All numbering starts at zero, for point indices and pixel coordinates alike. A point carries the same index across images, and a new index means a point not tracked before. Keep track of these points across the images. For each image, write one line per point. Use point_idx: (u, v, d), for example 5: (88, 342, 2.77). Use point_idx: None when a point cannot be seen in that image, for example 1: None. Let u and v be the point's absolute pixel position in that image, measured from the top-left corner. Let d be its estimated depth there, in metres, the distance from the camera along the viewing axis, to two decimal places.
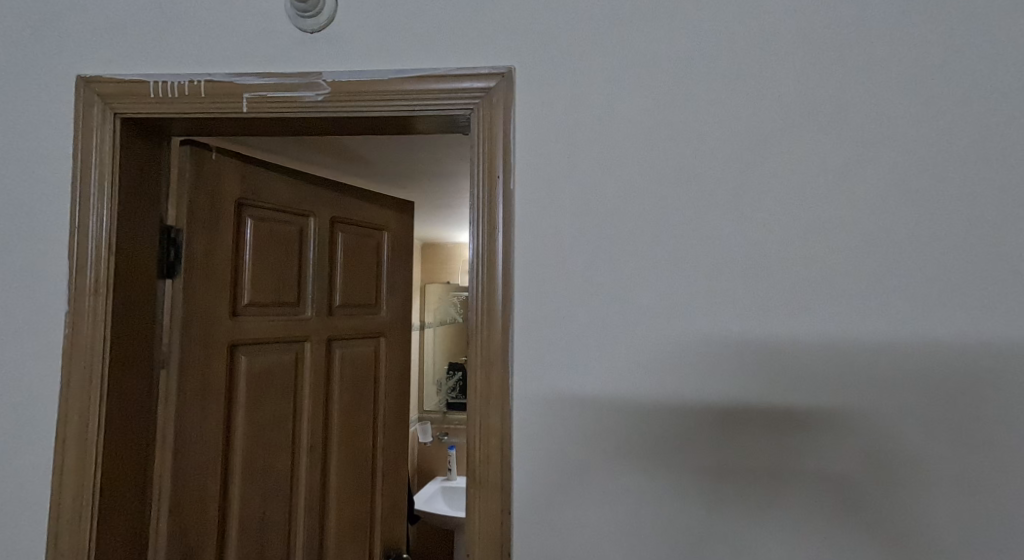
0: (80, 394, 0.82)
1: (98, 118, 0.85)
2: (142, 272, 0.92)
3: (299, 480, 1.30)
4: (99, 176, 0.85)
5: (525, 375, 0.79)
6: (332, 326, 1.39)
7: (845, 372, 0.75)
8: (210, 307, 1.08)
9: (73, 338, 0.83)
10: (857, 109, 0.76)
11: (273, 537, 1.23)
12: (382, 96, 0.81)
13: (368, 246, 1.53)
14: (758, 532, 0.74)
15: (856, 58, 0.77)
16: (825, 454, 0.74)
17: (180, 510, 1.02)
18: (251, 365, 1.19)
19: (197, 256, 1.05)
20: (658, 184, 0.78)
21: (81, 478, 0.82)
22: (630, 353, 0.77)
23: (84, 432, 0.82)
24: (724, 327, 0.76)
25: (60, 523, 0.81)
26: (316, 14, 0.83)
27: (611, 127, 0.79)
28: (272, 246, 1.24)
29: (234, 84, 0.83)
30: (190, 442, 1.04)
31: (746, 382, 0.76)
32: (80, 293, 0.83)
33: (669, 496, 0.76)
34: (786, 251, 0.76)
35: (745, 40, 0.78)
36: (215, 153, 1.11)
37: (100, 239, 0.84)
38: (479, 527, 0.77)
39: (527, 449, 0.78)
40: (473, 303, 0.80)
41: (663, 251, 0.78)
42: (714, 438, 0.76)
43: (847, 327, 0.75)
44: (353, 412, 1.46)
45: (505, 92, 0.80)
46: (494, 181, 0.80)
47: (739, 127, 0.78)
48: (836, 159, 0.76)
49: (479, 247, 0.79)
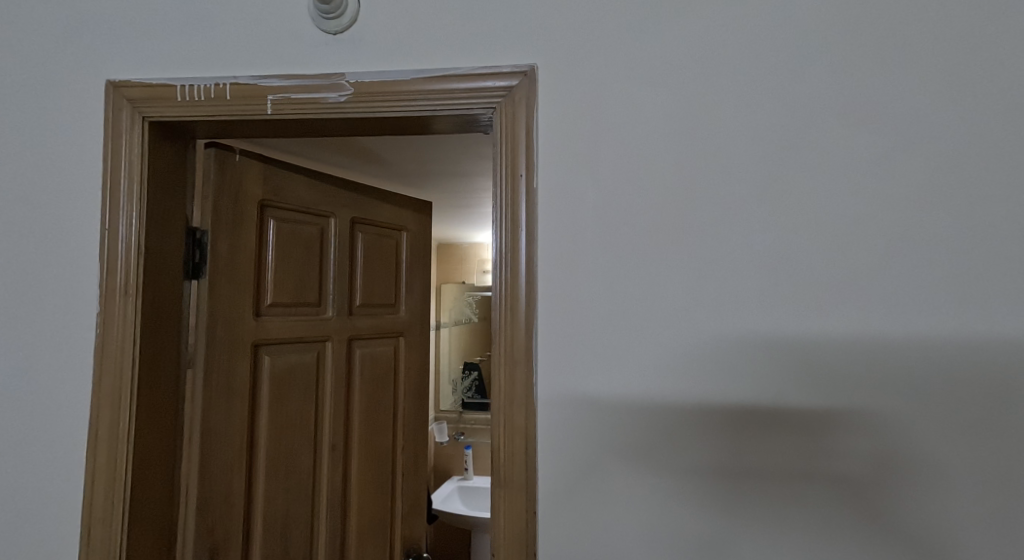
0: (110, 393, 0.84)
1: (127, 122, 0.87)
2: (169, 274, 0.93)
3: (321, 479, 1.31)
4: (128, 179, 0.86)
5: (549, 374, 0.78)
6: (352, 326, 1.40)
7: (874, 371, 0.73)
8: (234, 308, 1.09)
9: (104, 339, 0.84)
10: (884, 105, 0.75)
11: (297, 536, 1.24)
12: (403, 96, 0.82)
13: (387, 247, 1.54)
14: (786, 533, 0.73)
15: (884, 50, 0.76)
16: (855, 454, 0.73)
17: (207, 508, 1.03)
18: (274, 365, 1.20)
19: (221, 257, 1.07)
20: (681, 182, 0.77)
21: (113, 477, 0.83)
22: (654, 352, 0.77)
23: (115, 431, 0.84)
24: (751, 325, 0.75)
25: (92, 520, 0.83)
26: (338, 16, 0.83)
27: (634, 125, 0.79)
28: (294, 247, 1.25)
29: (258, 86, 0.84)
30: (216, 442, 1.05)
31: (774, 380, 0.74)
32: (110, 294, 0.85)
33: (695, 496, 0.75)
34: (812, 248, 0.75)
35: (771, 35, 0.78)
36: (238, 155, 1.12)
37: (130, 241, 0.86)
38: (505, 526, 0.77)
39: (551, 449, 0.78)
40: (496, 302, 0.79)
41: (687, 249, 0.77)
42: (740, 438, 0.75)
43: (877, 325, 0.74)
44: (374, 412, 1.47)
45: (527, 91, 0.80)
46: (517, 181, 0.80)
47: (765, 122, 0.77)
48: (862, 154, 0.75)
49: (502, 247, 0.79)
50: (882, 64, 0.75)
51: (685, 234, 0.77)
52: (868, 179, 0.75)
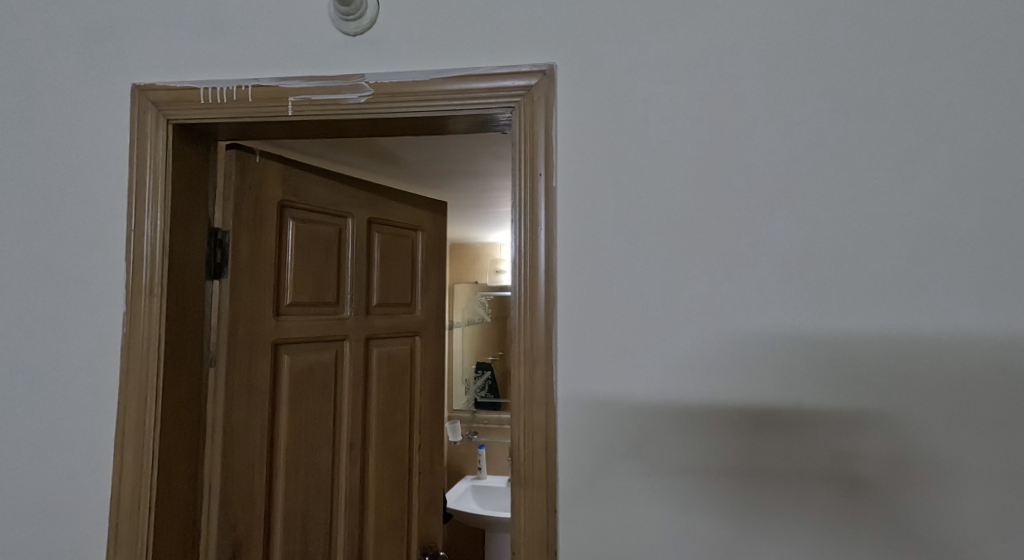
0: (136, 392, 0.85)
1: (152, 125, 0.88)
2: (192, 274, 0.95)
3: (339, 478, 1.32)
4: (153, 180, 0.88)
5: (569, 373, 0.78)
6: (370, 325, 1.41)
7: (898, 370, 0.72)
8: (255, 308, 1.11)
9: (130, 338, 0.86)
10: (909, 101, 0.74)
11: (316, 533, 1.25)
12: (422, 97, 0.82)
13: (403, 247, 1.55)
14: (810, 534, 0.72)
15: (909, 45, 0.75)
16: (879, 454, 0.72)
17: (230, 505, 1.05)
18: (294, 364, 1.22)
19: (243, 257, 1.08)
20: (702, 180, 0.77)
21: (139, 474, 0.85)
22: (675, 351, 0.76)
23: (142, 428, 0.85)
24: (773, 323, 0.75)
25: (120, 515, 0.85)
26: (358, 18, 0.83)
27: (654, 123, 0.78)
28: (313, 247, 1.26)
29: (280, 88, 0.85)
30: (238, 440, 1.07)
31: (795, 378, 0.74)
32: (136, 294, 0.86)
33: (716, 495, 0.74)
34: (835, 245, 0.74)
35: (792, 31, 0.77)
36: (259, 156, 1.13)
37: (155, 242, 0.87)
38: (525, 524, 0.78)
39: (571, 448, 0.78)
40: (515, 302, 0.80)
41: (708, 248, 0.76)
42: (760, 438, 0.74)
43: (902, 323, 0.73)
44: (390, 411, 1.48)
45: (547, 89, 0.80)
46: (536, 180, 0.80)
47: (787, 120, 0.76)
48: (886, 151, 0.74)
49: (522, 246, 0.80)
50: (906, 58, 0.75)
51: (705, 233, 0.76)
52: (893, 176, 0.74)
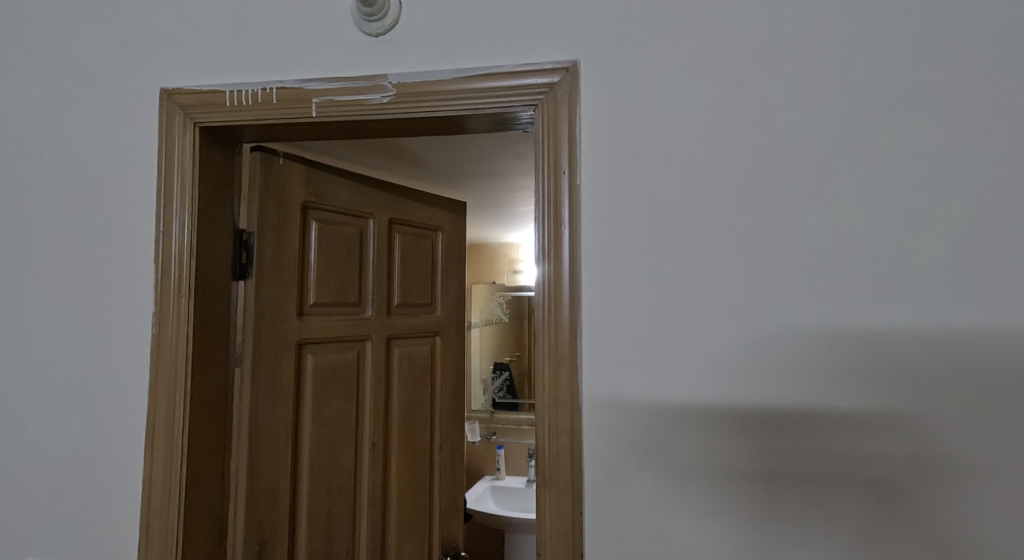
0: (165, 392, 0.87)
1: (180, 127, 0.89)
2: (218, 274, 0.96)
3: (362, 477, 1.33)
4: (181, 182, 0.89)
5: (595, 372, 0.78)
6: (391, 326, 1.42)
7: (934, 371, 0.70)
8: (280, 308, 1.12)
9: (160, 338, 0.87)
10: (942, 93, 0.72)
11: (339, 532, 1.26)
12: (443, 96, 0.82)
13: (423, 247, 1.55)
14: (840, 536, 0.71)
15: (943, 34, 0.73)
16: (912, 456, 0.70)
17: (256, 504, 1.06)
18: (318, 363, 1.23)
19: (267, 258, 1.09)
20: (730, 177, 0.76)
21: (169, 471, 0.86)
22: (704, 351, 0.75)
23: (171, 426, 0.87)
24: (804, 321, 0.73)
25: (150, 511, 0.86)
26: (380, 18, 0.84)
27: (679, 119, 0.77)
28: (335, 248, 1.27)
29: (303, 90, 0.86)
30: (263, 440, 1.08)
31: (826, 377, 0.72)
32: (164, 294, 0.88)
33: (743, 496, 0.73)
34: (865, 242, 0.72)
35: (820, 22, 0.75)
36: (283, 158, 1.15)
37: (183, 244, 0.88)
38: (551, 524, 0.77)
39: (596, 448, 0.77)
40: (539, 302, 0.79)
41: (736, 245, 0.75)
42: (790, 438, 0.73)
43: (937, 322, 0.71)
44: (411, 411, 1.48)
45: (570, 86, 0.80)
46: (559, 178, 0.79)
47: (816, 115, 0.74)
48: (919, 146, 0.72)
49: (546, 244, 0.79)
50: (941, 48, 0.72)
51: (733, 231, 0.75)
52: (930, 168, 0.72)
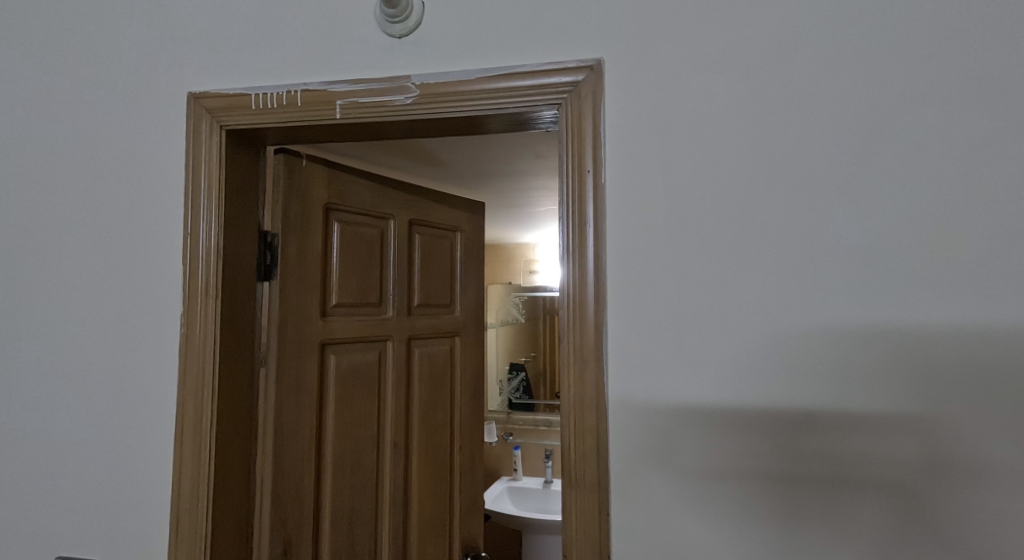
0: (194, 392, 0.88)
1: (207, 131, 0.91)
2: (244, 275, 0.97)
3: (384, 476, 1.34)
4: (208, 185, 0.90)
5: (621, 372, 0.77)
6: (411, 326, 1.43)
7: (970, 373, 0.68)
8: (304, 308, 1.13)
9: (188, 338, 0.89)
10: (978, 88, 0.70)
11: (361, 531, 1.26)
12: (466, 96, 0.82)
13: (442, 247, 1.56)
14: (873, 540, 0.69)
15: (981, 25, 0.71)
16: (944, 458, 0.68)
17: (281, 502, 1.07)
18: (340, 363, 1.23)
19: (291, 259, 1.10)
20: (758, 174, 0.74)
21: (198, 470, 0.87)
22: (732, 351, 0.74)
23: (200, 425, 0.88)
24: (836, 320, 0.72)
25: (180, 509, 0.87)
26: (404, 19, 0.84)
27: (706, 117, 0.76)
28: (357, 249, 1.28)
29: (327, 92, 0.86)
30: (288, 440, 1.08)
31: (858, 379, 0.71)
32: (192, 296, 0.89)
33: (772, 498, 0.72)
34: (897, 240, 0.71)
35: (851, 15, 0.74)
36: (306, 159, 1.16)
37: (210, 246, 0.90)
38: (577, 526, 0.76)
39: (623, 451, 0.76)
40: (564, 302, 0.79)
41: (765, 243, 0.74)
42: (821, 441, 0.71)
43: (974, 322, 0.69)
44: (431, 411, 1.49)
45: (594, 85, 0.79)
46: (583, 177, 0.79)
47: (846, 111, 0.73)
48: (954, 142, 0.70)
49: (570, 244, 0.79)
50: (977, 41, 0.71)
51: (761, 230, 0.74)
52: (967, 164, 0.70)
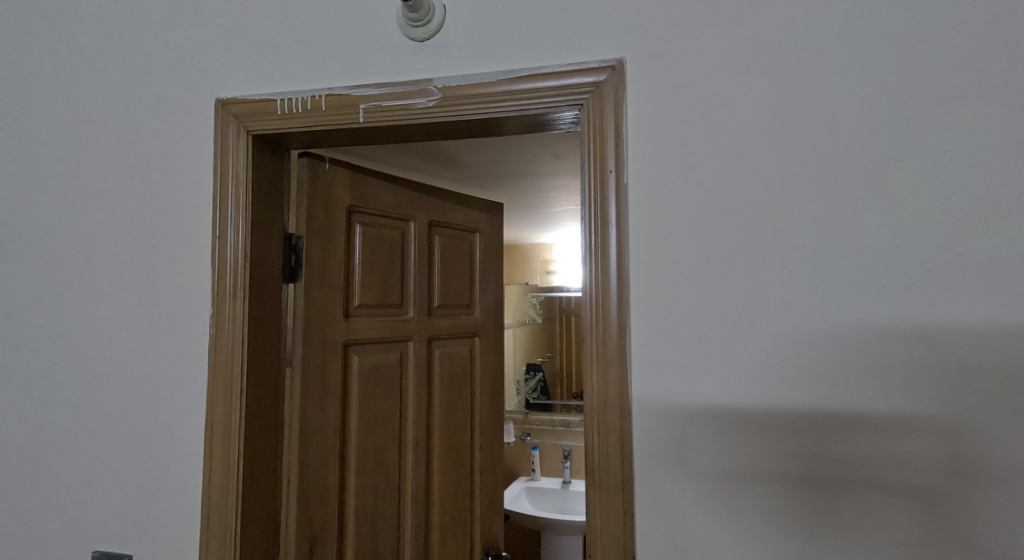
0: (223, 391, 0.90)
1: (234, 136, 0.92)
2: (269, 277, 0.98)
3: (406, 474, 1.35)
4: (235, 189, 0.92)
5: (644, 372, 0.77)
6: (432, 326, 1.44)
7: (1002, 372, 0.67)
8: (327, 309, 1.14)
9: (217, 339, 0.91)
10: (1008, 84, 0.69)
11: (384, 529, 1.28)
12: (488, 98, 0.83)
13: (462, 248, 1.57)
14: (901, 541, 0.68)
15: (1011, 19, 0.69)
16: (974, 458, 0.67)
17: (307, 501, 1.08)
18: (363, 363, 1.25)
19: (314, 260, 1.11)
20: (782, 172, 0.74)
21: (227, 467, 0.89)
22: (757, 350, 0.74)
23: (229, 424, 0.90)
24: (864, 319, 0.71)
25: (210, 505, 0.89)
26: (426, 23, 0.85)
27: (729, 115, 0.76)
28: (378, 250, 1.29)
29: (351, 96, 0.88)
30: (313, 438, 1.10)
31: (886, 379, 0.70)
32: (221, 298, 0.91)
33: (798, 499, 0.71)
34: (924, 239, 0.70)
35: (877, 10, 0.73)
36: (328, 163, 1.17)
37: (237, 248, 0.91)
38: (601, 524, 0.77)
39: (646, 451, 0.76)
40: (587, 302, 0.79)
41: (791, 242, 0.73)
42: (849, 441, 0.70)
43: (1006, 322, 0.67)
44: (452, 411, 1.50)
45: (615, 85, 0.79)
46: (605, 177, 0.79)
47: (872, 107, 0.72)
48: (983, 138, 0.69)
49: (593, 243, 0.79)
50: (1006, 35, 0.69)
51: (786, 228, 0.73)
52: (996, 161, 0.68)
